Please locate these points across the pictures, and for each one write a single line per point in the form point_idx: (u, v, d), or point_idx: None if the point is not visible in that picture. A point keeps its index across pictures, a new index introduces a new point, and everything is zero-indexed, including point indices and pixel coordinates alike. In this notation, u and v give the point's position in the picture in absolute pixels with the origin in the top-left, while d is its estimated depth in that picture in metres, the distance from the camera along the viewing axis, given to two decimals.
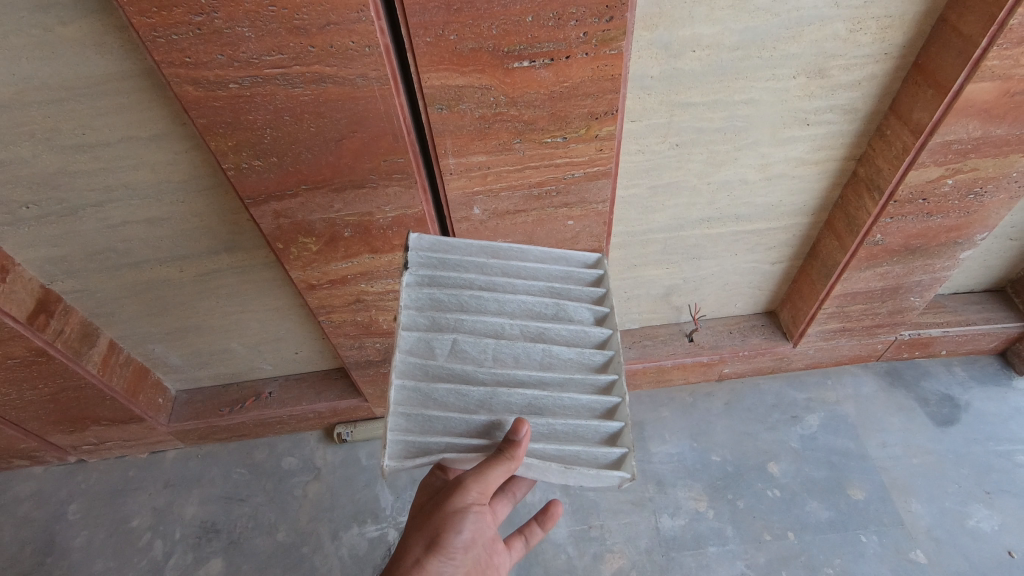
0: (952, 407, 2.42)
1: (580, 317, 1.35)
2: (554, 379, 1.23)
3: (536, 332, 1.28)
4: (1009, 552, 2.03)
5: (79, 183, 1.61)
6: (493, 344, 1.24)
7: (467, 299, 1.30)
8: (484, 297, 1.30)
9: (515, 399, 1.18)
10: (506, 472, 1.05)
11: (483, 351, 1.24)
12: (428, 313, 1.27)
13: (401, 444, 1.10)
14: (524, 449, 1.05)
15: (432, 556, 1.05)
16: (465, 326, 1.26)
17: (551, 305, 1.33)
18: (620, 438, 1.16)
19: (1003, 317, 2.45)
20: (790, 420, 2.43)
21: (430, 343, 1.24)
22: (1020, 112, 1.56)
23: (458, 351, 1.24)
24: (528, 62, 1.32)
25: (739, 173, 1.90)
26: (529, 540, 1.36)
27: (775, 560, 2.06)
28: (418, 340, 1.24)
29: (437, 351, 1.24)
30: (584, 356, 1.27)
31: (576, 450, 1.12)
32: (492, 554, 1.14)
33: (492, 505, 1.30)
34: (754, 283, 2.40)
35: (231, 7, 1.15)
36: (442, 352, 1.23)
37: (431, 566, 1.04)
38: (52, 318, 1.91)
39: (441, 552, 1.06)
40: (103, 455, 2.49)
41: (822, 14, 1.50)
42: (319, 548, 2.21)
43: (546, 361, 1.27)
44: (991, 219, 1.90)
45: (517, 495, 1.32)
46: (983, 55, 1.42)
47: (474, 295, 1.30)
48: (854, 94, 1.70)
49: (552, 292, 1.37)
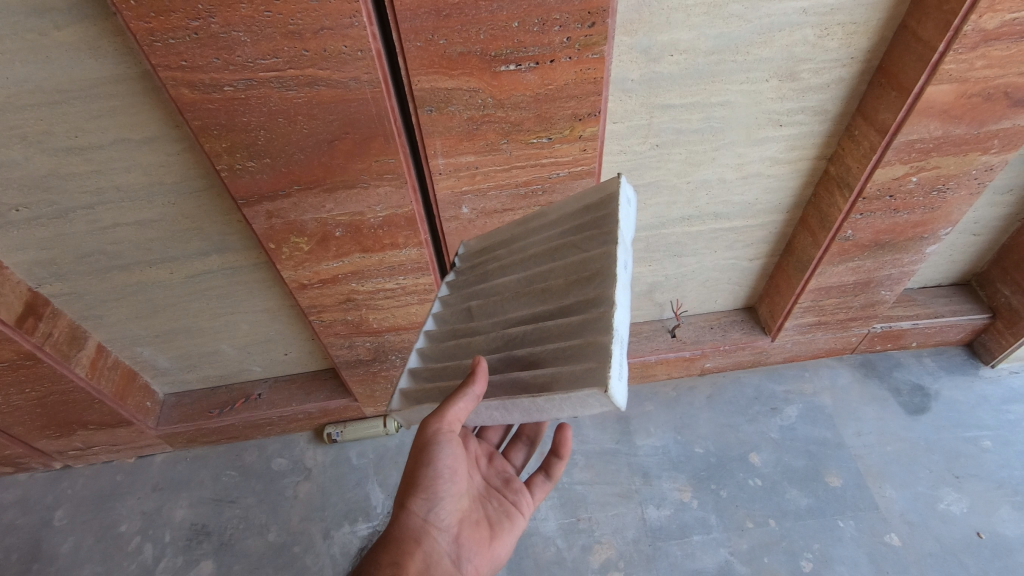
0: (923, 397, 2.52)
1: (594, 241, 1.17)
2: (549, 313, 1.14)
3: (544, 272, 1.21)
4: (977, 533, 2.13)
5: (71, 186, 1.63)
6: (499, 298, 1.25)
7: (495, 268, 1.35)
8: (503, 263, 1.34)
9: (510, 340, 1.16)
10: (468, 408, 1.07)
11: (492, 306, 1.27)
12: (454, 294, 1.40)
13: (406, 396, 1.26)
14: (483, 379, 1.07)
15: (415, 496, 1.16)
16: (482, 291, 1.33)
17: (558, 246, 1.22)
18: (600, 347, 0.98)
19: (968, 308, 2.56)
20: (770, 412, 2.51)
21: (449, 316, 1.36)
22: (977, 113, 1.65)
23: (473, 313, 1.31)
24: (514, 66, 1.38)
25: (717, 172, 1.97)
26: (552, 475, 1.47)
27: (757, 547, 2.13)
28: (446, 317, 1.38)
29: (456, 321, 1.35)
30: (578, 279, 1.12)
31: (548, 376, 1.02)
32: (508, 493, 1.39)
33: (512, 453, 1.54)
34: (733, 280, 2.48)
35: (227, 13, 1.19)
36: (461, 320, 1.34)
37: (415, 504, 1.16)
38: (41, 321, 1.92)
39: (423, 490, 1.17)
40: (90, 460, 2.48)
41: (792, 21, 1.58)
42: (311, 547, 2.22)
43: (549, 295, 1.17)
44: (954, 215, 2.00)
45: (532, 438, 1.55)
46: (940, 59, 1.51)
47: (495, 265, 1.36)
48: (824, 97, 1.78)
49: (569, 229, 1.25)
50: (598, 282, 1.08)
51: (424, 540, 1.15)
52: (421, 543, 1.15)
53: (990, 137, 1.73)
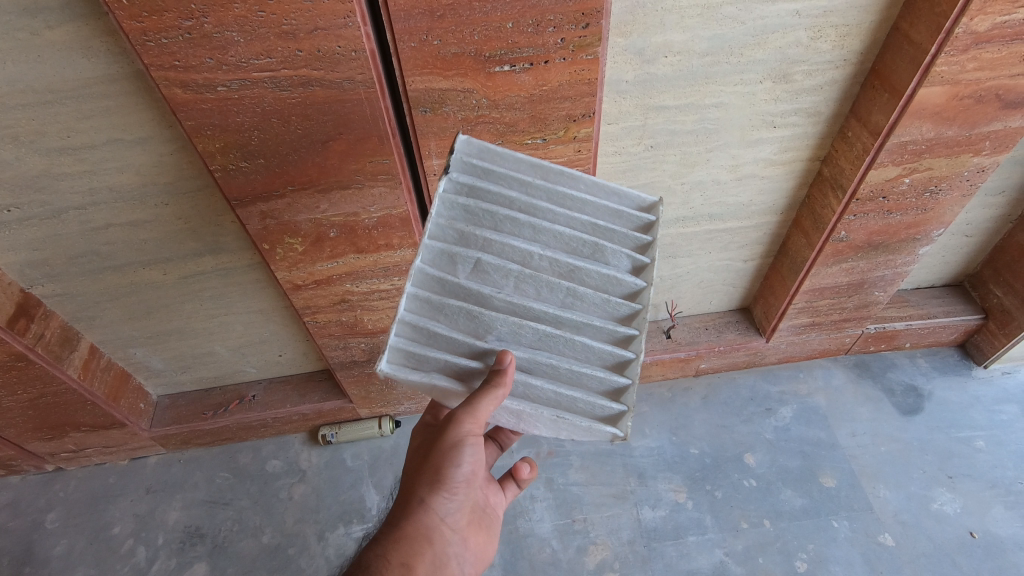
0: (916, 397, 2.53)
1: (624, 265, 1.27)
2: (572, 321, 1.18)
3: (570, 267, 1.22)
4: (971, 533, 2.14)
5: (63, 186, 1.62)
6: (517, 271, 1.18)
7: (508, 218, 1.22)
8: (521, 220, 1.22)
9: (526, 334, 1.15)
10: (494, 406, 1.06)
11: (505, 276, 1.19)
12: (458, 227, 1.20)
13: (400, 353, 1.10)
14: (511, 378, 1.07)
15: (435, 494, 1.16)
16: (493, 247, 1.21)
17: (591, 243, 1.24)
18: (624, 394, 1.15)
19: (961, 309, 2.58)
20: (764, 413, 2.51)
21: (452, 257, 1.18)
22: (968, 115, 1.66)
23: (481, 271, 1.18)
24: (508, 67, 1.38)
25: (711, 173, 1.98)
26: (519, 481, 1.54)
27: (752, 548, 2.14)
28: (442, 252, 1.18)
29: (457, 267, 1.18)
30: (614, 305, 1.21)
31: (573, 398, 1.13)
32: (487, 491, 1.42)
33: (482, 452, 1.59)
34: (728, 281, 2.49)
35: (220, 13, 1.19)
36: (463, 269, 1.18)
37: (434, 502, 1.16)
38: (32, 322, 1.91)
39: (444, 487, 1.16)
40: (82, 463, 2.46)
41: (785, 22, 1.59)
42: (306, 549, 2.21)
43: (570, 301, 1.21)
44: (946, 216, 2.01)
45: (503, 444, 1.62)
46: (932, 61, 1.51)
47: (511, 218, 1.22)
48: (817, 99, 1.79)
49: (595, 227, 1.28)
50: (628, 322, 1.21)
51: (438, 539, 1.16)
52: (434, 542, 1.15)
53: (981, 139, 1.75)
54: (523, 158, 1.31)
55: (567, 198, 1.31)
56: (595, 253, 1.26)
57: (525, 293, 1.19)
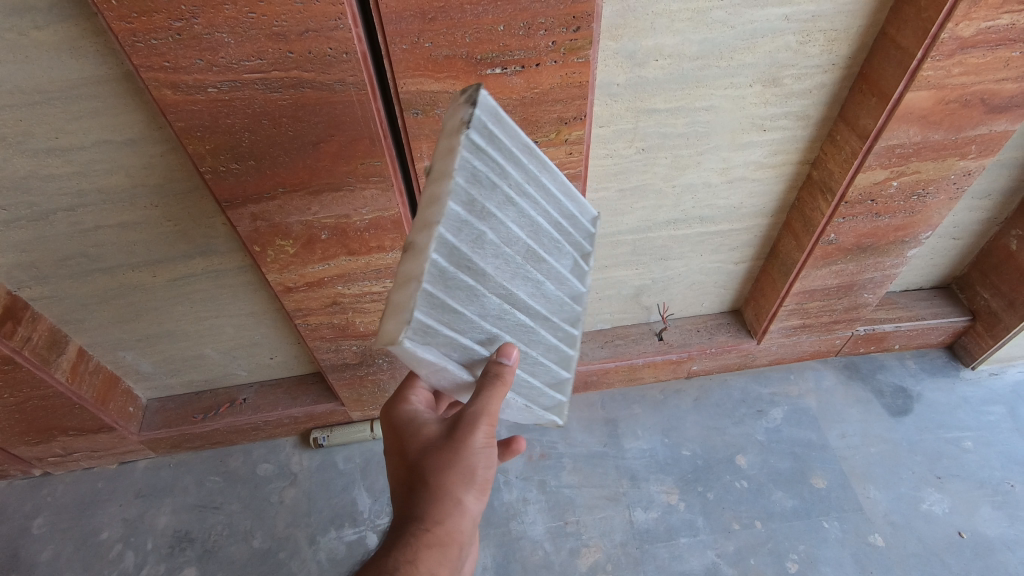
0: (905, 398, 2.55)
1: (570, 265, 1.42)
2: (537, 313, 1.29)
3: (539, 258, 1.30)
4: (959, 532, 2.15)
5: (51, 188, 1.60)
6: (506, 256, 1.19)
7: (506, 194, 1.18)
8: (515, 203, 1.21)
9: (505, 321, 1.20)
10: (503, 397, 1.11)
11: (495, 255, 1.17)
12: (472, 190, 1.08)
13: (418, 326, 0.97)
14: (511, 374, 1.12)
15: (468, 493, 1.11)
16: (490, 221, 1.15)
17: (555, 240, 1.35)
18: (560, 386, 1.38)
19: (949, 311, 2.60)
20: (755, 414, 2.53)
21: (462, 223, 1.07)
22: (955, 119, 1.69)
23: (477, 244, 1.12)
24: (500, 69, 1.38)
25: (702, 176, 1.99)
26: None
27: (743, 549, 2.14)
28: (455, 216, 1.05)
29: (462, 233, 1.08)
30: (563, 305, 1.38)
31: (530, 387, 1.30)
32: None
33: None
34: (720, 283, 2.50)
35: (210, 14, 1.18)
36: (465, 237, 1.09)
37: (468, 501, 1.11)
38: (20, 325, 1.89)
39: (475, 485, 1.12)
40: (70, 467, 2.44)
41: (774, 27, 1.60)
42: (297, 553, 2.20)
43: (534, 291, 1.30)
44: (933, 219, 2.03)
45: None
46: (918, 66, 1.53)
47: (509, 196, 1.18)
48: (806, 102, 1.81)
49: (558, 221, 1.38)
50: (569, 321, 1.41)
51: (467, 540, 1.12)
52: (465, 544, 1.11)
53: (967, 143, 1.77)
54: (519, 139, 1.23)
55: (544, 184, 1.34)
56: (554, 247, 1.36)
57: (507, 279, 1.21)
